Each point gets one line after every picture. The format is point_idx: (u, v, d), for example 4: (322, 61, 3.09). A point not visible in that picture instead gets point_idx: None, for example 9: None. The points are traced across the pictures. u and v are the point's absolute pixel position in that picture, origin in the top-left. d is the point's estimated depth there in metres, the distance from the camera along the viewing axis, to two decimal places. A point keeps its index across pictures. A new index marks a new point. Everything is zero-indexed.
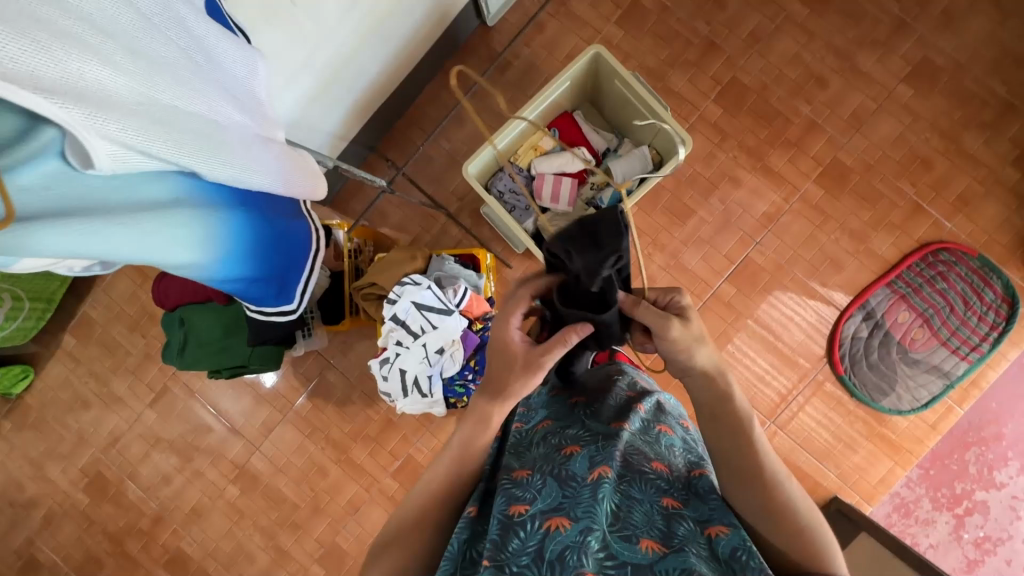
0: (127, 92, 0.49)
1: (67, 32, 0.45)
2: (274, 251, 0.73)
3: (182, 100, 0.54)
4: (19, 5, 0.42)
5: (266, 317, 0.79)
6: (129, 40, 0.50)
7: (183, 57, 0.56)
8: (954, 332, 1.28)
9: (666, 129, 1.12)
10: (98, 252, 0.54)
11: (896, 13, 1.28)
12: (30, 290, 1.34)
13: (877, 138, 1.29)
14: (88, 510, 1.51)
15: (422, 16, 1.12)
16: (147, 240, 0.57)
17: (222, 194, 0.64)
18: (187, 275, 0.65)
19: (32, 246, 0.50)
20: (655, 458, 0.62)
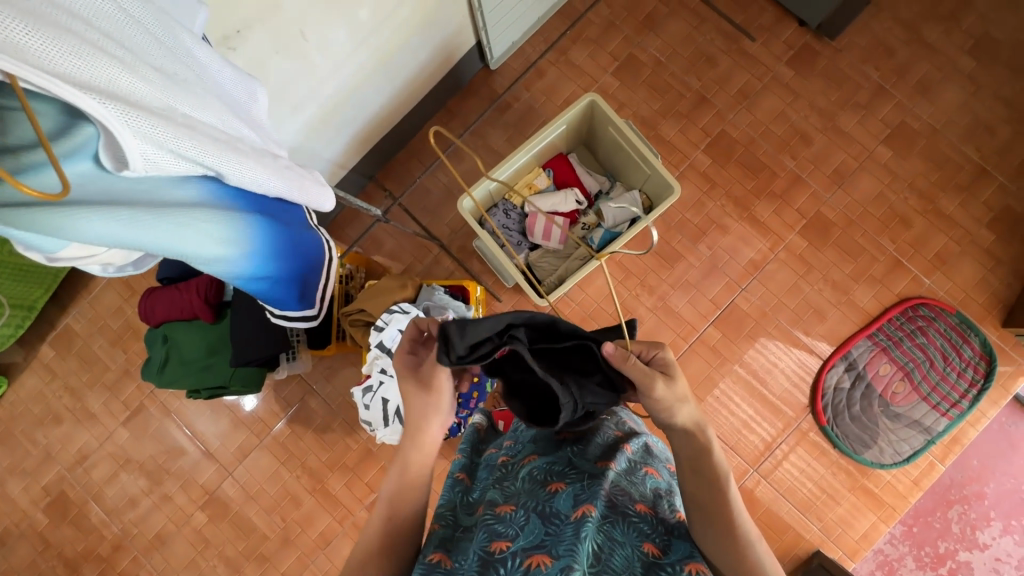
0: (154, 97, 0.51)
1: (95, 42, 0.47)
2: (298, 255, 0.74)
3: (200, 111, 0.56)
4: (52, 17, 0.44)
5: (286, 320, 0.81)
6: (147, 56, 0.52)
7: (192, 77, 0.58)
8: (934, 387, 1.29)
9: (657, 175, 1.16)
10: (136, 242, 0.55)
11: (875, 80, 1.35)
12: (12, 297, 1.33)
13: (859, 194, 1.34)
14: (46, 532, 1.44)
15: (429, 55, 1.18)
16: (180, 232, 0.58)
17: (249, 201, 0.65)
18: (217, 271, 0.66)
19: (76, 231, 0.52)
20: (640, 500, 0.62)
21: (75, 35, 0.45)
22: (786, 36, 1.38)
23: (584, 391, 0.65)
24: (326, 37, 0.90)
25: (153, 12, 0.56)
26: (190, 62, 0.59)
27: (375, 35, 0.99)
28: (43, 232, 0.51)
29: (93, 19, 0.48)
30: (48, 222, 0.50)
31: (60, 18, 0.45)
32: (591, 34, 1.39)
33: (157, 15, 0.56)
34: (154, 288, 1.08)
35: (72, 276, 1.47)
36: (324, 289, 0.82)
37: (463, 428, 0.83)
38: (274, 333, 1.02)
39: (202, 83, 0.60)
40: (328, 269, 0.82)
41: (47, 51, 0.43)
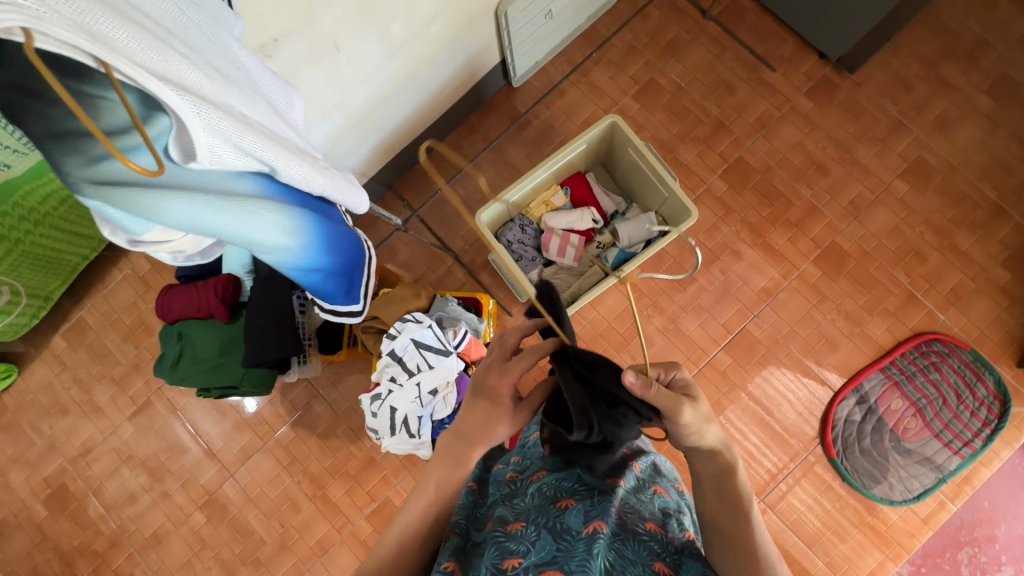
0: (219, 94, 0.52)
1: (166, 39, 0.48)
2: (348, 250, 0.76)
3: (251, 110, 0.57)
4: (129, 13, 0.45)
5: (334, 317, 0.81)
6: (205, 55, 0.54)
7: (241, 79, 0.59)
8: (946, 425, 1.28)
9: (674, 197, 1.17)
10: (213, 228, 0.56)
11: (893, 115, 1.37)
12: (30, 286, 1.34)
13: (875, 227, 1.34)
14: (44, 524, 1.44)
15: (455, 70, 1.20)
16: (253, 221, 0.59)
17: (302, 196, 0.67)
18: (278, 263, 0.66)
19: (157, 213, 0.51)
20: (649, 518, 0.61)
21: (150, 30, 0.46)
22: (806, 67, 1.39)
23: (605, 420, 0.62)
24: (357, 50, 0.92)
25: (204, 16, 0.57)
26: (238, 64, 0.60)
27: (407, 48, 1.01)
28: (131, 211, 0.51)
29: (159, 17, 0.49)
30: (136, 202, 0.50)
31: (135, 13, 0.46)
32: (613, 57, 1.42)
33: (209, 19, 0.57)
34: (172, 286, 1.10)
35: (89, 269, 1.49)
36: (367, 286, 0.83)
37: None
38: (285, 331, 1.03)
39: (249, 84, 0.61)
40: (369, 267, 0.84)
41: (135, 43, 0.43)
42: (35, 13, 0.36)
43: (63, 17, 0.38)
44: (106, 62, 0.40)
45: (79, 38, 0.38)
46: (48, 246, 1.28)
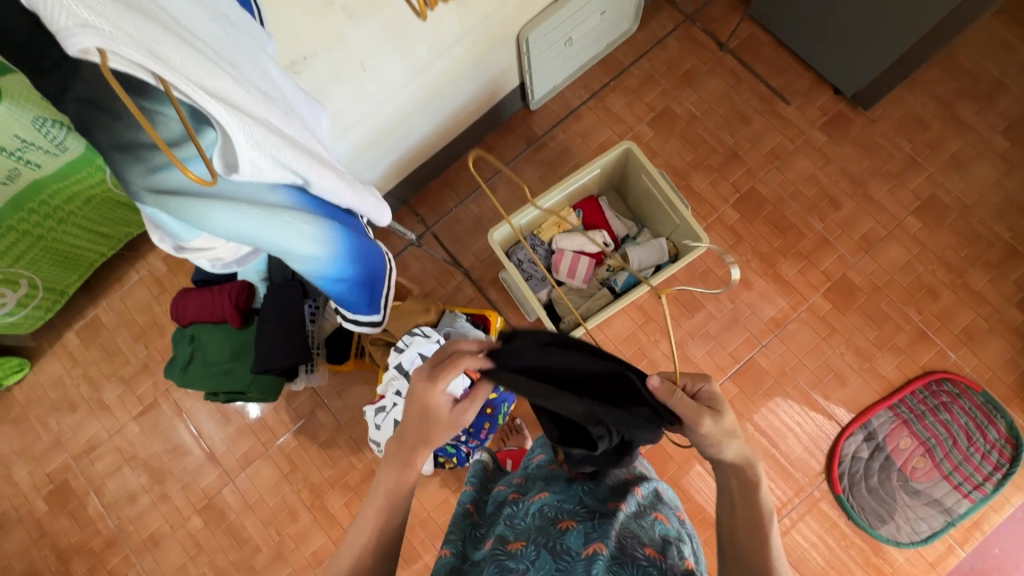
0: (258, 110, 0.54)
1: (215, 60, 0.50)
2: (372, 261, 0.78)
3: (285, 126, 0.60)
4: (182, 34, 0.47)
5: (354, 326, 0.85)
6: (245, 74, 0.56)
7: (275, 96, 0.62)
8: (956, 466, 1.25)
9: (686, 225, 1.18)
10: (254, 236, 0.58)
11: (907, 152, 1.37)
12: (48, 281, 1.36)
13: (886, 262, 1.34)
14: (43, 520, 1.44)
15: (475, 91, 1.23)
16: (289, 231, 0.61)
17: (334, 209, 0.69)
18: (307, 271, 0.68)
19: (204, 219, 0.53)
20: (649, 544, 0.56)
21: (201, 51, 0.48)
22: (821, 102, 1.41)
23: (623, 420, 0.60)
24: (383, 71, 0.95)
25: (244, 35, 0.59)
26: (273, 83, 0.63)
27: (430, 69, 1.04)
28: (182, 218, 0.53)
29: (208, 38, 0.51)
30: (185, 210, 0.52)
31: (187, 35, 0.48)
32: (630, 84, 1.44)
33: (250, 40, 0.60)
34: (188, 289, 1.12)
35: (106, 268, 1.52)
36: (386, 297, 0.86)
37: (470, 466, 0.83)
38: (295, 338, 1.04)
39: (283, 102, 0.64)
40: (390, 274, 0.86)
41: (191, 63, 0.45)
42: (110, 35, 0.38)
43: (132, 36, 0.40)
44: (167, 79, 0.42)
45: (143, 57, 0.40)
46: (69, 242, 1.31)
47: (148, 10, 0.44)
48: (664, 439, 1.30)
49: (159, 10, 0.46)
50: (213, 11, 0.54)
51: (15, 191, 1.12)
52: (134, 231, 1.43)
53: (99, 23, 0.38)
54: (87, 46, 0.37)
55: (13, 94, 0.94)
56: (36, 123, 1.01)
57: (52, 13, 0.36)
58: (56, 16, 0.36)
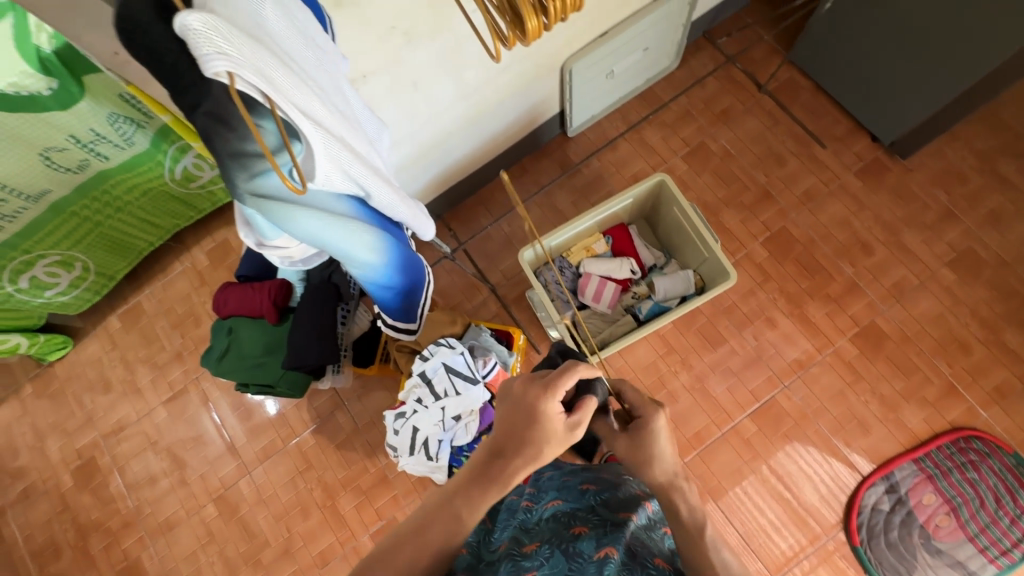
0: (336, 126, 0.59)
1: (307, 81, 0.55)
2: (412, 269, 0.86)
3: (356, 141, 0.65)
4: (285, 57, 0.52)
5: (388, 328, 0.94)
6: (328, 92, 0.61)
7: (347, 110, 0.67)
8: (983, 529, 1.21)
9: (715, 259, 1.19)
10: (325, 239, 0.64)
11: (944, 204, 1.37)
12: (100, 266, 1.44)
13: (917, 312, 1.32)
14: (68, 494, 1.50)
15: (517, 116, 1.29)
16: (352, 236, 0.68)
17: (387, 220, 0.77)
18: (358, 273, 0.76)
19: (290, 223, 0.59)
20: (658, 555, 0.57)
21: (298, 74, 0.53)
22: (858, 148, 1.42)
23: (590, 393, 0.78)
24: (432, 92, 1.00)
25: (326, 52, 0.64)
26: (347, 100, 0.68)
27: (478, 92, 1.10)
28: (269, 218, 0.58)
29: (302, 59, 0.56)
30: (277, 214, 0.57)
31: (288, 58, 0.53)
32: (667, 119, 1.48)
33: (332, 62, 0.65)
34: (231, 284, 1.17)
35: (153, 258, 1.60)
36: (421, 306, 0.94)
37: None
38: (327, 337, 1.08)
39: (352, 116, 0.69)
40: (427, 288, 0.94)
41: (293, 86, 0.50)
42: (237, 61, 0.43)
43: (250, 61, 0.44)
44: (272, 100, 0.46)
45: (260, 82, 0.45)
46: (122, 230, 1.39)
47: (260, 34, 0.49)
48: None
49: (269, 35, 0.51)
50: (307, 34, 0.59)
51: (81, 183, 1.19)
52: (181, 223, 1.51)
53: (230, 50, 0.43)
54: (221, 70, 0.42)
55: (95, 92, 1.03)
56: (110, 119, 1.09)
57: (193, 38, 0.41)
58: (199, 44, 0.41)
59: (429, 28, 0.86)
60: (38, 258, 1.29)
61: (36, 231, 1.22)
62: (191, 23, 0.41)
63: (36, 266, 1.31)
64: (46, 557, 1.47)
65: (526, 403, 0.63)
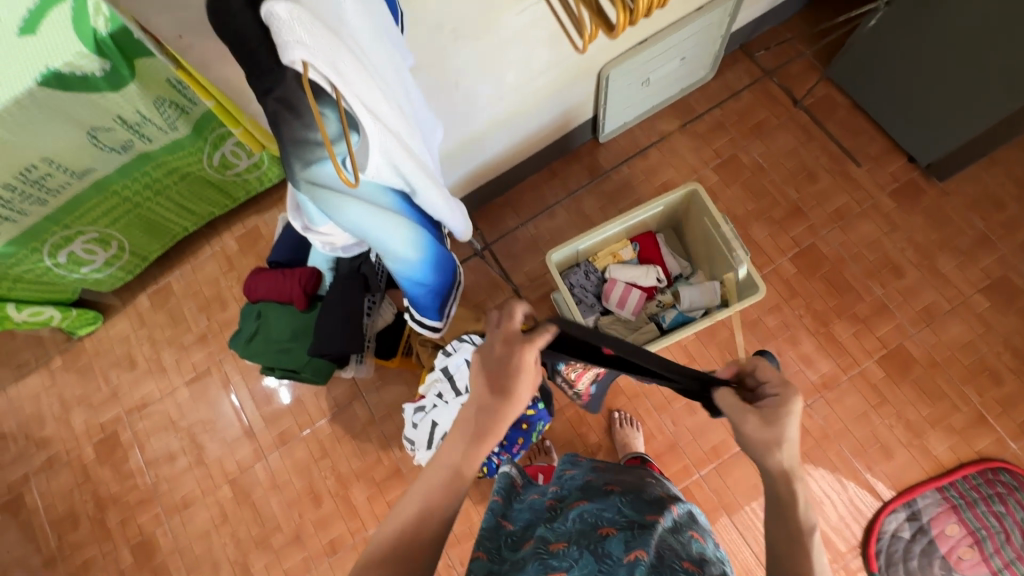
0: (394, 121, 0.60)
1: (374, 75, 0.56)
2: (445, 270, 0.86)
3: (411, 136, 0.66)
4: (356, 50, 0.53)
5: (415, 326, 0.94)
6: (391, 86, 0.62)
7: (407, 106, 0.68)
8: (1007, 564, 1.18)
9: (744, 271, 1.18)
10: (367, 230, 0.65)
11: (981, 229, 1.34)
12: (134, 245, 1.48)
13: (948, 338, 1.29)
14: (89, 466, 1.53)
15: (550, 119, 1.29)
16: (393, 231, 0.69)
17: (427, 218, 0.78)
18: (394, 268, 0.77)
19: (338, 212, 0.61)
20: (688, 558, 0.55)
21: (366, 67, 0.54)
22: (893, 168, 1.40)
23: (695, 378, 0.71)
24: (473, 91, 1.02)
25: (396, 49, 0.66)
26: (407, 95, 0.70)
27: (514, 94, 1.11)
28: (319, 206, 0.59)
29: (372, 52, 0.58)
30: (327, 203, 0.59)
31: (360, 52, 0.54)
32: (699, 130, 1.47)
33: (399, 58, 0.67)
34: (262, 269, 1.19)
35: (184, 241, 1.64)
36: (449, 308, 0.94)
37: (497, 477, 0.79)
38: (353, 327, 1.10)
39: (411, 112, 0.70)
40: (456, 290, 0.95)
41: (361, 78, 0.51)
42: (312, 50, 0.45)
43: (326, 52, 0.46)
44: (339, 90, 0.48)
45: (330, 73, 0.46)
46: (159, 212, 1.43)
47: (336, 25, 0.50)
48: (692, 485, 1.28)
49: (346, 27, 0.52)
50: (380, 28, 0.60)
51: (125, 164, 1.22)
52: (216, 211, 1.55)
53: (307, 40, 0.45)
54: (297, 59, 0.44)
55: (145, 75, 1.05)
56: (157, 103, 1.12)
57: (278, 26, 0.44)
58: (281, 32, 0.44)
59: (476, 26, 0.87)
60: (77, 234, 1.33)
61: (77, 208, 1.26)
62: (277, 12, 0.44)
63: (75, 241, 1.34)
64: (65, 526, 1.50)
65: (512, 360, 0.64)
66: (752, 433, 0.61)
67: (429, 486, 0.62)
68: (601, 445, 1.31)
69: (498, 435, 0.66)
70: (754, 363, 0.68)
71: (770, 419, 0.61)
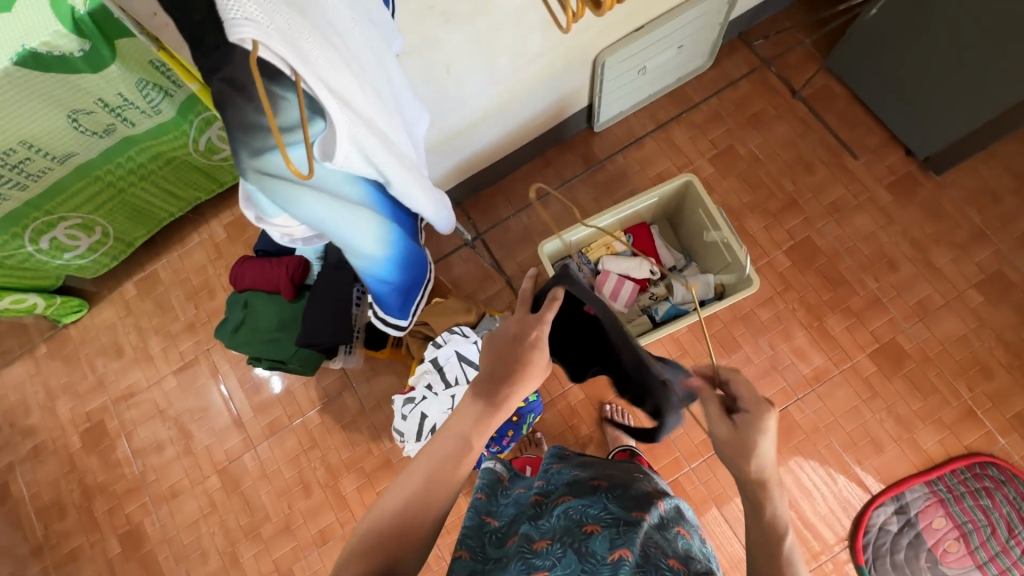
0: (367, 109, 0.58)
1: (346, 58, 0.54)
2: (413, 264, 0.85)
3: (387, 124, 0.64)
4: (326, 32, 0.51)
5: (380, 322, 0.92)
6: (368, 71, 0.60)
7: (386, 92, 0.66)
8: (992, 557, 1.19)
9: (738, 264, 1.16)
10: (325, 222, 0.63)
11: (976, 223, 1.33)
12: (118, 232, 1.45)
13: (940, 333, 1.29)
14: (76, 455, 1.51)
15: (544, 107, 1.27)
16: (355, 224, 0.67)
17: (393, 211, 0.76)
18: (356, 263, 0.75)
19: (293, 204, 0.59)
20: (672, 556, 0.55)
21: (337, 50, 0.52)
22: (891, 161, 1.39)
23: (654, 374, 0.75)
24: (465, 78, 1.00)
25: (377, 32, 0.64)
26: (389, 80, 0.68)
27: (508, 80, 1.08)
28: (272, 198, 0.57)
29: (347, 35, 0.55)
30: (281, 194, 0.57)
31: (331, 33, 0.52)
32: (696, 119, 1.45)
33: (381, 43, 0.65)
34: (248, 257, 1.16)
35: (171, 228, 1.61)
36: (417, 303, 0.93)
37: (480, 473, 0.79)
38: (341, 317, 1.08)
39: (392, 98, 0.68)
40: (425, 286, 0.94)
41: (325, 61, 0.49)
42: (263, 28, 0.42)
43: (278, 30, 0.43)
44: (298, 73, 0.45)
45: (286, 53, 0.43)
46: (143, 198, 1.39)
47: (302, 4, 0.48)
48: (683, 478, 1.28)
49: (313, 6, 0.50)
50: (357, 11, 0.59)
51: (106, 148, 1.19)
52: (203, 196, 1.52)
53: (259, 18, 0.41)
54: (246, 37, 0.41)
55: (125, 55, 1.01)
56: (139, 84, 1.08)
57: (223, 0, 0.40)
58: (227, 7, 0.40)
59: (468, 10, 0.84)
60: (59, 220, 1.30)
61: (59, 193, 1.23)
62: None
63: (57, 227, 1.31)
64: (51, 515, 1.49)
65: (528, 336, 0.69)
66: (723, 438, 0.66)
67: (439, 459, 0.64)
68: (592, 438, 1.30)
69: (509, 409, 0.69)
70: (728, 371, 0.70)
71: (742, 428, 0.65)
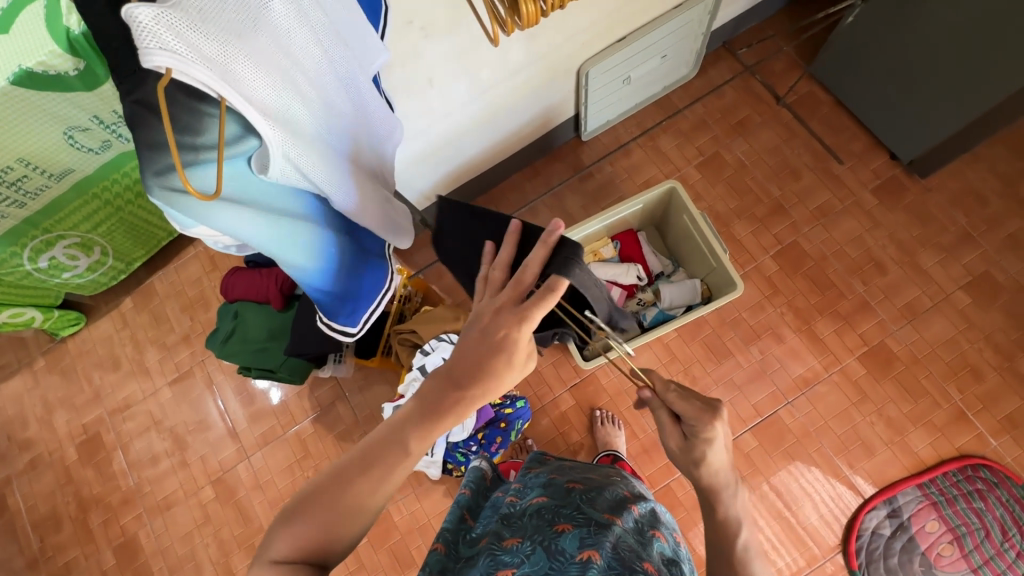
0: (308, 127, 0.60)
1: (292, 78, 0.57)
2: (364, 275, 0.79)
3: (334, 140, 0.66)
4: (269, 53, 0.53)
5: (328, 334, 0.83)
6: (322, 89, 0.62)
7: (349, 110, 0.68)
8: (986, 560, 1.18)
9: (722, 269, 1.18)
10: (250, 240, 0.60)
11: (963, 225, 1.34)
12: (117, 250, 1.48)
13: (929, 335, 1.29)
14: (72, 467, 1.52)
15: (529, 118, 1.29)
16: (285, 238, 0.63)
17: (336, 221, 0.73)
18: (296, 278, 0.70)
19: (208, 218, 0.56)
20: (647, 560, 0.55)
21: (278, 72, 0.54)
22: (876, 165, 1.40)
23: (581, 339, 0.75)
24: (448, 89, 1.01)
25: (344, 50, 0.65)
26: (353, 96, 0.69)
27: (490, 91, 1.10)
28: (184, 214, 0.55)
29: (300, 55, 0.57)
30: (190, 208, 0.54)
31: (278, 53, 0.54)
32: (681, 127, 1.47)
33: (348, 58, 0.66)
34: (238, 268, 1.18)
35: None
36: (371, 313, 0.84)
37: (467, 472, 0.81)
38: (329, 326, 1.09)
39: (355, 114, 0.70)
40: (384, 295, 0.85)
41: (258, 84, 0.52)
42: (184, 57, 0.46)
43: (202, 58, 0.47)
44: (224, 96, 0.49)
45: (204, 77, 0.47)
46: (142, 216, 1.42)
47: (243, 31, 0.51)
48: (674, 483, 1.28)
49: (259, 28, 0.52)
50: (319, 28, 0.60)
51: (103, 164, 1.21)
52: None
53: (176, 47, 0.45)
54: (160, 64, 0.45)
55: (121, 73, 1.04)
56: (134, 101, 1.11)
57: (138, 29, 0.44)
58: (142, 37, 0.44)
59: (446, 23, 0.86)
60: (58, 238, 1.32)
61: (57, 211, 1.25)
62: (137, 14, 0.43)
63: (56, 246, 1.34)
64: (47, 528, 1.49)
65: (494, 336, 0.59)
66: (676, 450, 0.68)
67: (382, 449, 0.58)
68: (583, 444, 1.30)
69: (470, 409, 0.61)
70: (663, 386, 0.69)
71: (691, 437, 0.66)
